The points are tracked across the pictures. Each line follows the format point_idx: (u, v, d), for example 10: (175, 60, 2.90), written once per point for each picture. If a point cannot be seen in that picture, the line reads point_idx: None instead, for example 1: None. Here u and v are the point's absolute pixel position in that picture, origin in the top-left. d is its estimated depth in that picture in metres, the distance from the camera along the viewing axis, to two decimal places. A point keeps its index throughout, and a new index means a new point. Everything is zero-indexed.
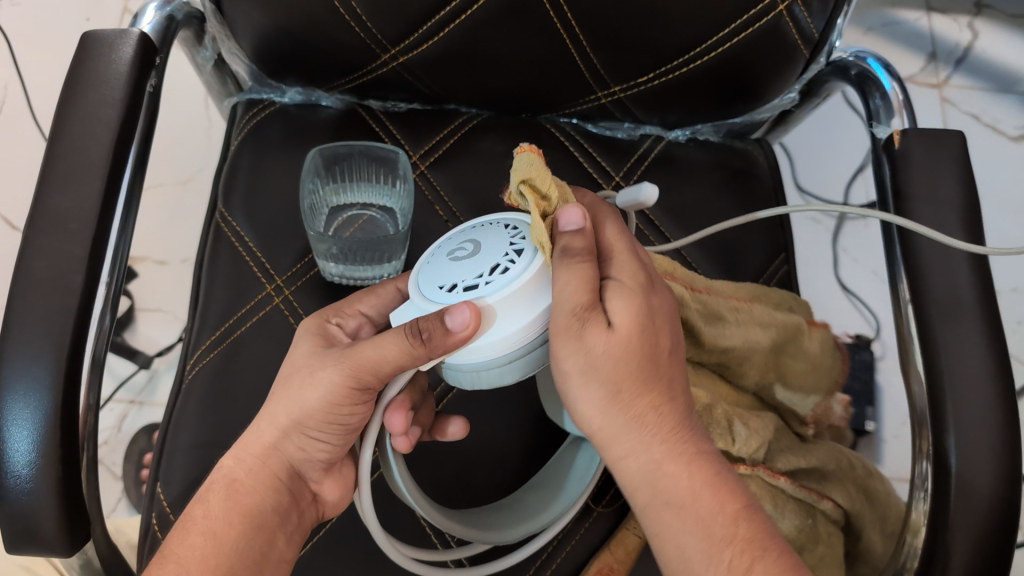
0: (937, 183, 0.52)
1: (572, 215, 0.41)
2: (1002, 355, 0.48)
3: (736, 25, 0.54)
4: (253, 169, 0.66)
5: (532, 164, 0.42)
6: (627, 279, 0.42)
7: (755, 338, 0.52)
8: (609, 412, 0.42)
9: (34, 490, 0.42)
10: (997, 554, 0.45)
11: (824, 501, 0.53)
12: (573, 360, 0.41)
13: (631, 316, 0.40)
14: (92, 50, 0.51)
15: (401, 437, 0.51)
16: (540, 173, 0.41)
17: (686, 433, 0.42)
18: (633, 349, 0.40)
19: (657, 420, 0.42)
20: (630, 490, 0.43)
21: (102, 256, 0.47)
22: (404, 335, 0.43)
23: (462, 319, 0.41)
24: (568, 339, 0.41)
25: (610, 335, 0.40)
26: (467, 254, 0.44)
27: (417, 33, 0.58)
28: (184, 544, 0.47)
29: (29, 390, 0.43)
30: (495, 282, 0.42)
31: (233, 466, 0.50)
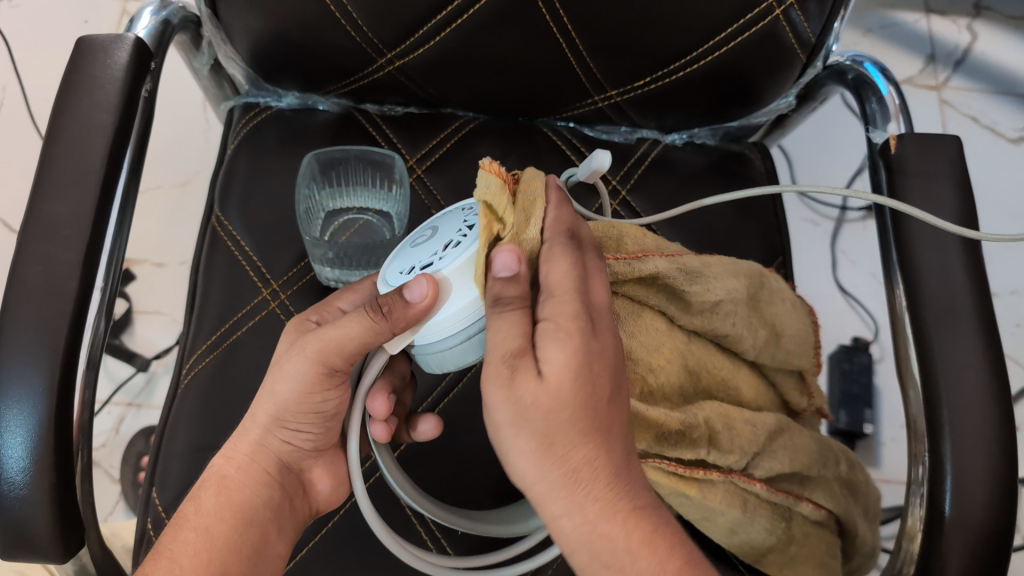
0: (933, 187, 0.52)
1: (507, 256, 0.39)
2: (998, 360, 0.48)
3: (733, 29, 0.54)
4: (249, 174, 0.66)
5: (488, 186, 0.40)
6: (563, 320, 0.39)
7: (734, 288, 0.49)
8: (543, 467, 0.40)
9: (28, 496, 0.42)
10: (994, 560, 0.45)
11: (803, 503, 0.51)
12: (503, 412, 0.40)
13: (565, 367, 0.38)
14: (87, 56, 0.51)
15: (379, 423, 0.50)
16: (496, 196, 0.40)
17: (624, 488, 0.40)
18: (564, 404, 0.39)
19: (591, 476, 0.40)
20: (569, 549, 0.41)
21: (97, 262, 0.47)
22: (365, 312, 0.43)
23: (421, 291, 0.41)
24: (497, 390, 0.39)
25: (540, 385, 0.39)
26: (428, 237, 0.45)
27: (413, 37, 0.58)
28: (177, 540, 0.47)
29: (23, 395, 0.43)
30: (447, 256, 0.42)
31: (227, 465, 0.50)
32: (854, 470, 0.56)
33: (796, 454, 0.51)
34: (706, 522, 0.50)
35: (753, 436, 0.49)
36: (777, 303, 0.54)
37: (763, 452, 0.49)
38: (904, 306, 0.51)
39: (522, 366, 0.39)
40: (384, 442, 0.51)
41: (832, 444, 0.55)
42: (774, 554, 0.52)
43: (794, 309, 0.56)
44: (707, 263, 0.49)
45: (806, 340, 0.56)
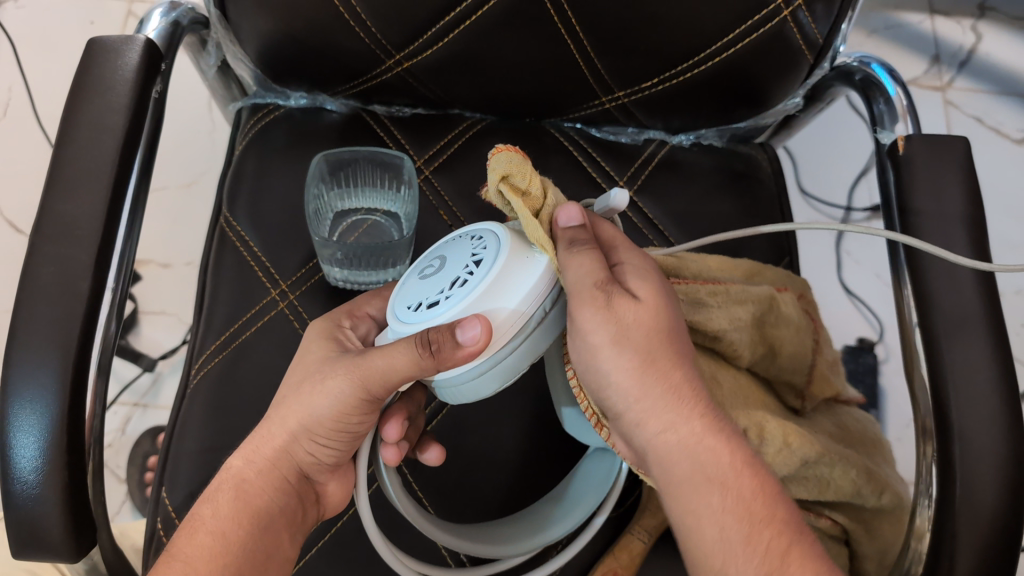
0: (942, 187, 0.52)
1: (569, 214, 0.43)
2: (1007, 359, 0.48)
3: (741, 30, 0.54)
4: (258, 174, 0.66)
5: (510, 161, 0.41)
6: (638, 262, 0.45)
7: (740, 315, 0.50)
8: (647, 384, 0.42)
9: (41, 496, 0.43)
10: (1001, 559, 0.45)
11: (821, 519, 0.52)
12: (604, 332, 0.42)
13: (655, 292, 0.43)
14: (98, 56, 0.51)
15: (389, 447, 0.51)
16: (518, 169, 0.41)
17: (714, 408, 0.43)
18: (661, 324, 0.42)
19: (690, 392, 0.43)
20: (664, 473, 0.42)
21: (108, 262, 0.47)
22: (414, 345, 0.42)
23: (473, 334, 0.40)
24: (592, 311, 0.42)
25: (638, 305, 0.42)
26: (435, 270, 0.45)
27: (422, 38, 0.58)
28: (193, 544, 0.47)
29: (36, 395, 0.43)
30: (454, 294, 0.43)
31: (244, 467, 0.50)
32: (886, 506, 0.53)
33: (824, 487, 0.50)
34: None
35: (787, 459, 0.48)
36: (787, 321, 0.53)
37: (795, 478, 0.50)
38: (912, 306, 0.51)
39: (620, 293, 0.42)
40: (393, 465, 0.52)
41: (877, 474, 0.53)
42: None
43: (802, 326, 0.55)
44: (712, 291, 0.50)
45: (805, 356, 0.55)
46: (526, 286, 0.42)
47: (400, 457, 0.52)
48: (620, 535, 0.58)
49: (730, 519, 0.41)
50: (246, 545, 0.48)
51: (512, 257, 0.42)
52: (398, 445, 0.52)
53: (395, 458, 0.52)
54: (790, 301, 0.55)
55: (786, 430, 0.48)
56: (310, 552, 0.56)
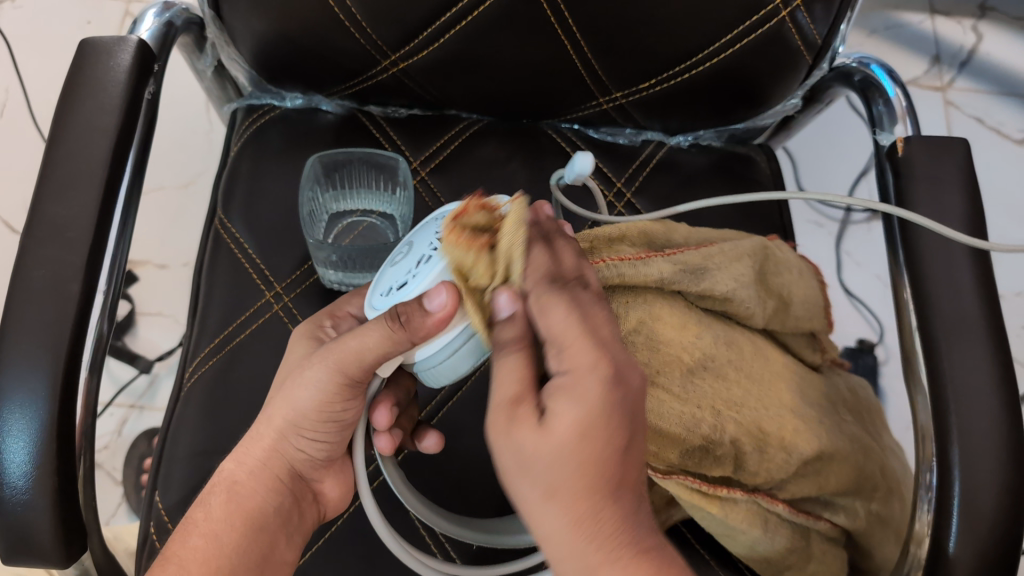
0: (942, 189, 0.51)
1: (502, 305, 0.38)
2: (1006, 363, 0.48)
3: (739, 31, 0.53)
4: (253, 175, 0.65)
5: (452, 251, 0.40)
6: (574, 372, 0.37)
7: (742, 277, 0.49)
8: (549, 511, 0.37)
9: (31, 501, 0.42)
10: (1001, 566, 0.44)
11: (820, 523, 0.51)
12: (508, 456, 0.38)
13: (570, 419, 0.36)
14: (90, 57, 0.50)
15: (382, 435, 0.51)
16: (460, 255, 0.39)
17: (626, 534, 0.37)
18: (566, 458, 0.36)
19: (595, 523, 0.37)
20: None
21: (100, 265, 0.47)
22: (383, 320, 0.42)
23: (440, 301, 0.40)
24: (500, 435, 0.38)
25: (542, 433, 0.37)
26: (405, 255, 0.46)
27: (417, 39, 0.57)
28: (186, 547, 0.46)
29: (26, 399, 0.43)
30: (420, 272, 0.43)
31: (236, 468, 0.50)
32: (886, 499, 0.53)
33: (825, 480, 0.49)
34: (726, 537, 0.50)
35: (786, 463, 0.48)
36: (784, 267, 0.53)
37: (793, 477, 0.49)
38: (911, 308, 0.50)
39: (526, 413, 0.37)
40: (388, 455, 0.51)
41: (872, 469, 0.52)
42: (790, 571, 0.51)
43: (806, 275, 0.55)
44: (708, 256, 0.49)
45: (815, 301, 0.56)
46: None
47: (394, 445, 0.52)
48: None
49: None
50: (238, 547, 0.47)
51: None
52: (390, 433, 0.51)
53: (390, 447, 0.51)
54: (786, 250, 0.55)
55: (780, 427, 0.48)
56: (305, 554, 0.56)
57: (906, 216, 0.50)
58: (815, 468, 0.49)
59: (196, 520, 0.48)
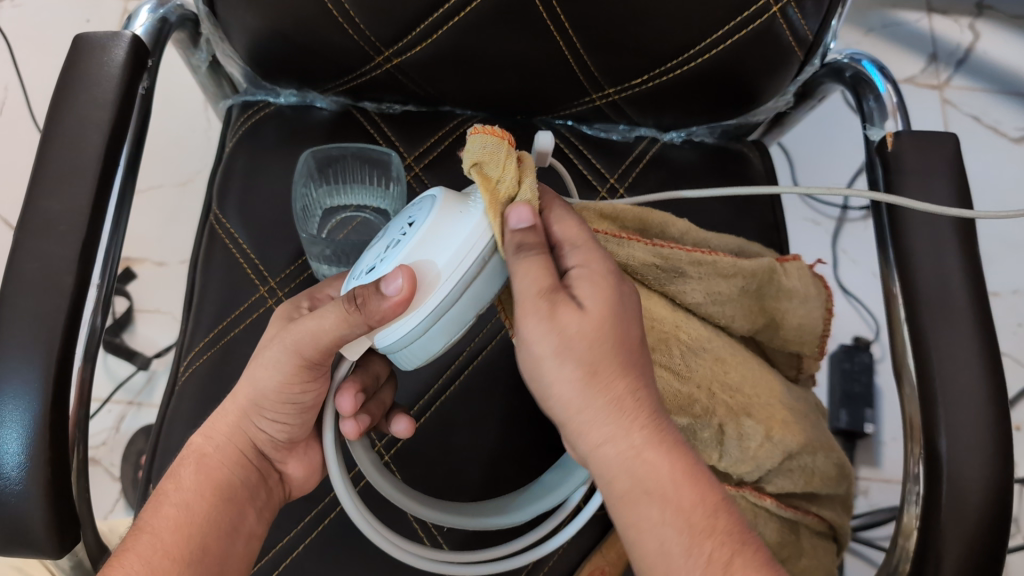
0: (930, 184, 0.52)
1: (520, 215, 0.41)
2: (994, 355, 0.48)
3: (729, 27, 0.54)
4: (247, 171, 0.66)
5: (484, 147, 0.41)
6: (592, 266, 0.42)
7: (720, 292, 0.49)
8: (589, 396, 0.41)
9: (23, 494, 0.42)
10: (987, 557, 0.45)
11: (809, 516, 0.51)
12: (547, 342, 0.41)
13: (603, 300, 0.41)
14: (85, 52, 0.51)
15: (348, 419, 0.50)
16: (492, 157, 0.42)
17: (661, 421, 0.42)
18: (606, 332, 0.41)
19: (634, 405, 0.41)
20: (608, 486, 0.42)
21: (92, 258, 0.47)
22: (343, 301, 0.43)
23: (397, 285, 0.40)
24: (540, 319, 0.41)
25: (583, 316, 0.41)
26: (382, 239, 0.47)
27: (410, 35, 0.58)
28: (158, 516, 0.47)
29: (19, 392, 0.43)
30: (388, 257, 0.43)
31: (204, 442, 0.50)
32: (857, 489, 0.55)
33: (811, 476, 0.50)
34: None
35: (770, 452, 0.48)
36: (790, 293, 0.52)
37: (778, 469, 0.50)
38: (899, 303, 0.51)
39: (564, 299, 0.41)
40: (355, 440, 0.51)
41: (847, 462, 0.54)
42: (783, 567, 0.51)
43: (813, 296, 0.52)
44: (696, 260, 0.49)
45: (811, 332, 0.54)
46: (451, 236, 0.41)
47: (360, 431, 0.51)
48: (607, 536, 0.57)
49: (669, 530, 0.40)
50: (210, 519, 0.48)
51: (437, 215, 0.42)
52: (356, 419, 0.51)
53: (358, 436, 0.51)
54: (796, 272, 0.52)
55: (777, 421, 0.49)
56: (299, 548, 0.57)
57: (894, 201, 0.51)
58: (802, 469, 0.50)
59: (166, 491, 0.49)
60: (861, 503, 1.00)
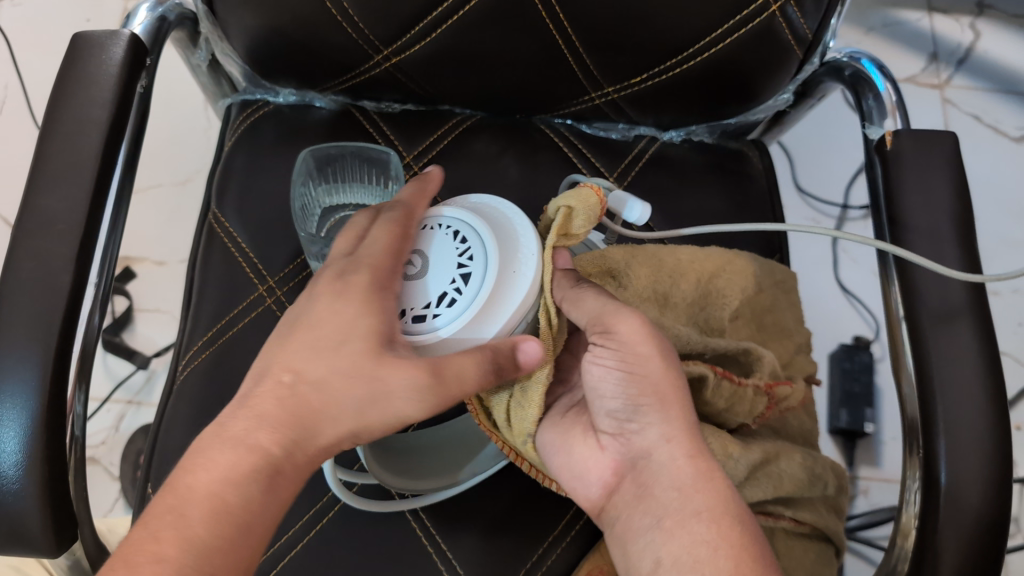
0: (929, 182, 0.51)
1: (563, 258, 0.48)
2: (993, 353, 0.48)
3: (729, 26, 0.54)
4: (246, 170, 0.66)
5: (582, 197, 0.46)
6: None
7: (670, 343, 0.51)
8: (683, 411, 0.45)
9: (20, 492, 0.42)
10: (987, 556, 0.45)
11: (784, 521, 0.52)
12: (648, 354, 0.45)
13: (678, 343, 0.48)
14: (83, 50, 0.51)
15: None
16: (580, 203, 0.46)
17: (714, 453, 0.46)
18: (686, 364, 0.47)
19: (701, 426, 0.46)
20: (683, 500, 0.44)
21: (90, 257, 0.47)
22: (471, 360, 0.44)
23: (527, 354, 0.44)
24: (639, 323, 0.45)
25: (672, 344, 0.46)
26: (421, 275, 0.47)
27: (408, 34, 0.58)
28: (192, 526, 0.41)
29: (17, 389, 0.43)
30: (444, 313, 0.45)
31: (282, 456, 0.44)
32: (842, 490, 0.55)
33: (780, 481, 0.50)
34: None
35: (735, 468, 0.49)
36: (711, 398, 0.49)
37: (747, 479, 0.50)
38: (900, 305, 0.51)
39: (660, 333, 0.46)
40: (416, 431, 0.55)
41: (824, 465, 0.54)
42: None
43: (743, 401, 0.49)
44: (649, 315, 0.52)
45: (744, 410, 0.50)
46: (512, 301, 0.45)
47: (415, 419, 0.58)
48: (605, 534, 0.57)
49: (704, 549, 0.42)
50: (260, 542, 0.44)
51: (499, 266, 0.45)
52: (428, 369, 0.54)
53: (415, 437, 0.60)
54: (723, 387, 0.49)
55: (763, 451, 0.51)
56: (298, 546, 0.57)
57: (902, 255, 0.49)
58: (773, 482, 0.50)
59: (225, 496, 0.42)
60: (861, 503, 1.00)
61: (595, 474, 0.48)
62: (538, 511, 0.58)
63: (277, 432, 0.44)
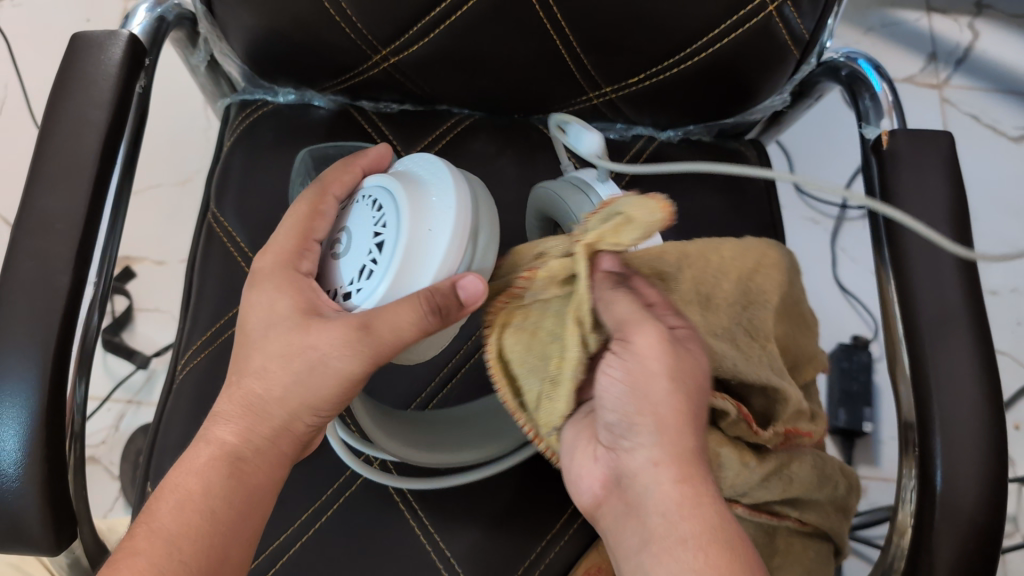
0: (925, 182, 0.52)
1: (604, 262, 0.45)
2: (988, 352, 0.48)
3: (726, 26, 0.54)
4: (245, 170, 0.66)
5: (648, 212, 0.39)
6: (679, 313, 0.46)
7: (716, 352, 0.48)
8: (682, 431, 0.42)
9: (19, 491, 0.42)
10: (982, 554, 0.45)
11: (787, 521, 0.52)
12: (656, 369, 0.42)
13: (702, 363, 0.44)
14: (82, 50, 0.51)
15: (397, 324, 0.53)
16: (644, 220, 0.39)
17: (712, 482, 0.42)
18: (701, 384, 0.44)
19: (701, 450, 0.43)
20: (672, 526, 0.40)
21: (89, 256, 0.47)
22: (423, 313, 0.44)
23: (470, 290, 0.44)
24: (657, 337, 0.43)
25: (688, 361, 0.43)
26: (351, 252, 0.49)
27: (406, 34, 0.58)
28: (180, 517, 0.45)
29: (17, 388, 0.44)
30: (366, 285, 0.47)
31: (241, 443, 0.48)
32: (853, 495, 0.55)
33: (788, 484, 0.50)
34: None
35: (746, 478, 0.48)
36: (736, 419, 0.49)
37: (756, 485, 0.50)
38: (896, 306, 0.51)
39: (683, 349, 0.43)
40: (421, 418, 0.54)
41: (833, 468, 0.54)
42: None
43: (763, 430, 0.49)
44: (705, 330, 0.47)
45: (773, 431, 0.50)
46: (430, 255, 0.46)
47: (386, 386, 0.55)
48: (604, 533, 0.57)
49: None
50: (235, 525, 0.47)
51: (408, 227, 0.46)
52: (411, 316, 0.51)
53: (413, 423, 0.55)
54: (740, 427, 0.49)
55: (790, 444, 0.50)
56: (297, 544, 0.57)
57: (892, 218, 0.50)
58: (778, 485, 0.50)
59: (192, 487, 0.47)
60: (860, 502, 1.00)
61: (587, 483, 0.47)
62: (537, 511, 0.58)
63: (232, 425, 0.48)
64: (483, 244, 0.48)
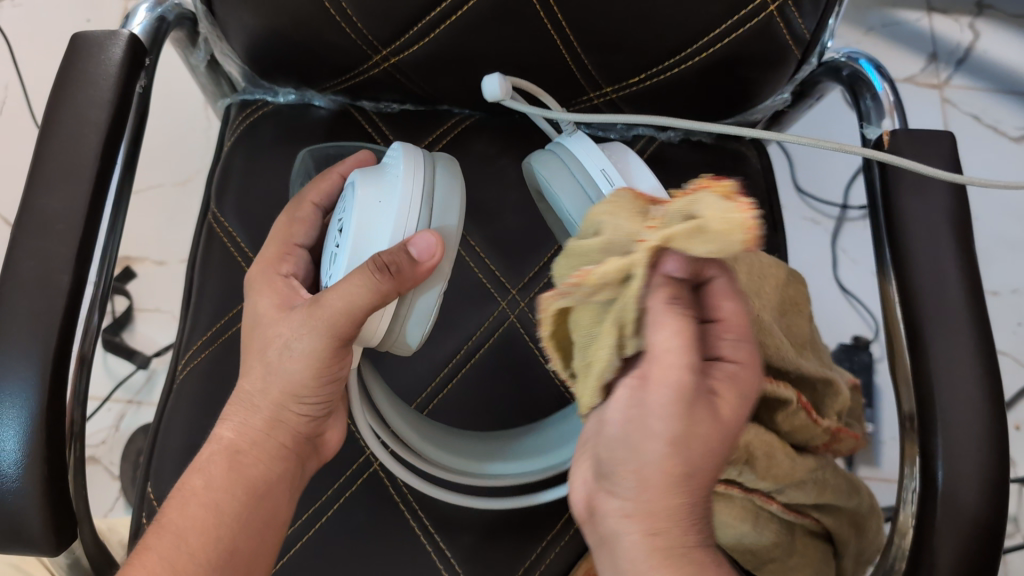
0: (927, 182, 0.51)
1: (671, 267, 0.37)
2: (990, 352, 0.48)
3: (727, 25, 0.54)
4: (246, 171, 0.66)
5: (723, 217, 0.32)
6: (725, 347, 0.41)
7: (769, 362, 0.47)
8: (669, 485, 0.39)
9: (19, 492, 0.42)
10: (984, 554, 0.45)
11: (809, 520, 0.52)
12: (662, 424, 0.38)
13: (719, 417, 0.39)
14: (82, 50, 0.51)
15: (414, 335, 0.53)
16: (718, 229, 0.32)
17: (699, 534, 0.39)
18: (710, 441, 0.39)
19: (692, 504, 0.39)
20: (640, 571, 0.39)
21: (90, 256, 0.47)
22: (370, 274, 0.44)
23: (424, 245, 0.44)
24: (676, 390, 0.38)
25: (700, 417, 0.38)
26: (327, 248, 0.53)
27: (407, 34, 0.58)
28: (183, 516, 0.48)
29: (17, 389, 0.43)
30: (337, 269, 0.49)
31: (237, 438, 0.52)
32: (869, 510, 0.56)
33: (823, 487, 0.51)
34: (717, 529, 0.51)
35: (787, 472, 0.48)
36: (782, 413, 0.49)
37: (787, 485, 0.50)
38: (898, 306, 0.51)
39: (697, 406, 0.38)
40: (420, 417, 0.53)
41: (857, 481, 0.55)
42: (773, 564, 0.52)
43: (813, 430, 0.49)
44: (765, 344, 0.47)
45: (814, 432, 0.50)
46: (384, 223, 0.47)
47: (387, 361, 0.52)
48: None
49: None
50: (235, 516, 0.49)
51: (361, 204, 0.48)
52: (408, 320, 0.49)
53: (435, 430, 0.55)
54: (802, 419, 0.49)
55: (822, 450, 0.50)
56: (297, 544, 0.57)
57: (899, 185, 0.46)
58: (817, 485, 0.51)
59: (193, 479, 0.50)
60: None
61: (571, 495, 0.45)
62: (537, 511, 0.58)
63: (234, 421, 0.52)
64: (443, 207, 0.48)
